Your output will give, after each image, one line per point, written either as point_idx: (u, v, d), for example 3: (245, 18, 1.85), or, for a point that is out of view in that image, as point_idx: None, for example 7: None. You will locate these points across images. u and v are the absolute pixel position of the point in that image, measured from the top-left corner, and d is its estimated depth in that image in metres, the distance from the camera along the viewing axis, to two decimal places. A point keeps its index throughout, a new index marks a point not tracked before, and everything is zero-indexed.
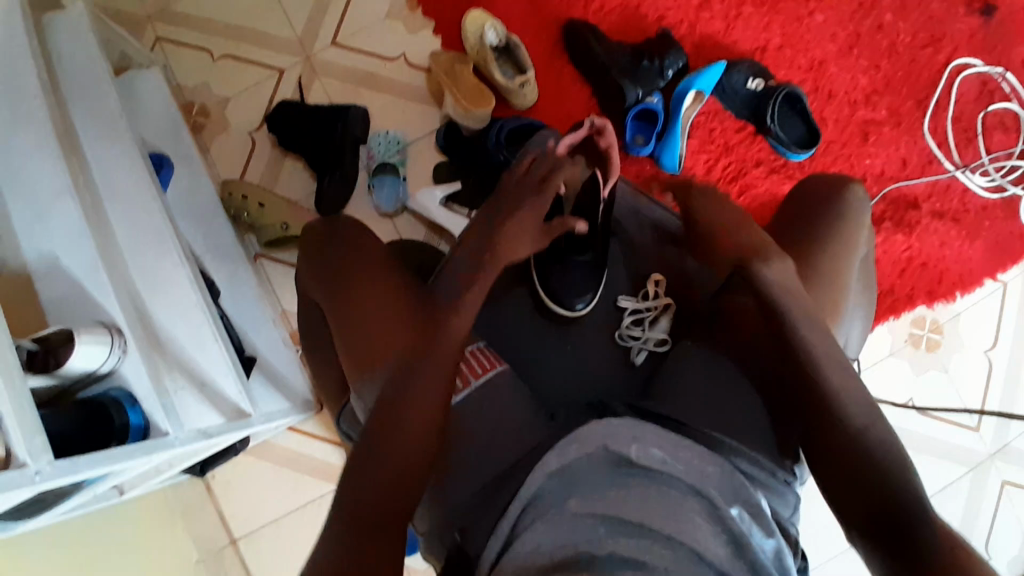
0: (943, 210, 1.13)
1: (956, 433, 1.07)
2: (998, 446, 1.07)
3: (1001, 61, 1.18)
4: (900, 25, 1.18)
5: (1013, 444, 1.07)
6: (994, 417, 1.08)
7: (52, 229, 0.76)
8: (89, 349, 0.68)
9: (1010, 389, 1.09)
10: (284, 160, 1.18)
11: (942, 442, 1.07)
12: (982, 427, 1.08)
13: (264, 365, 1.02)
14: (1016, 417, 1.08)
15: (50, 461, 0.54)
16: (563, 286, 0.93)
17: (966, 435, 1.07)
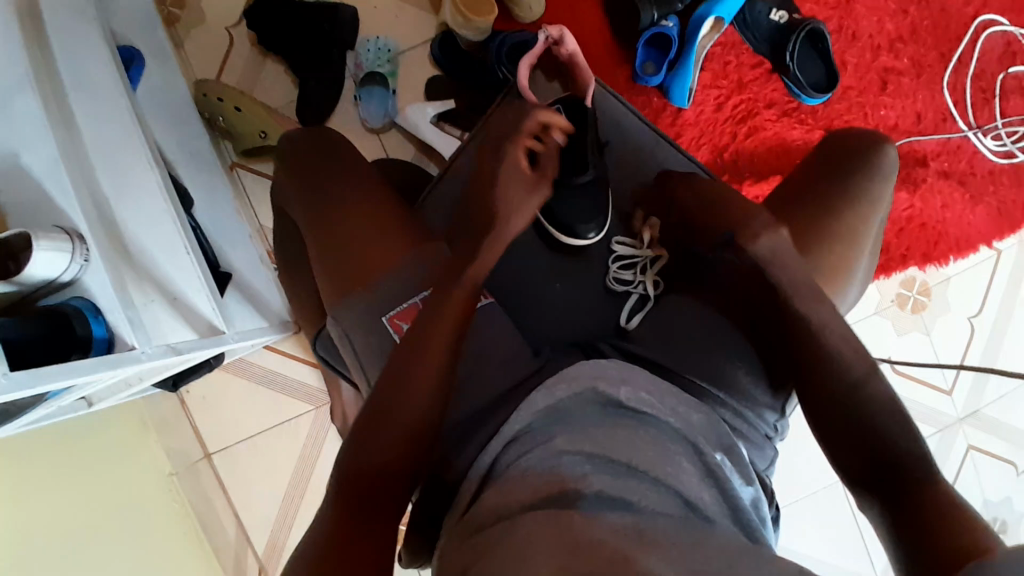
0: (950, 171, 1.09)
1: (929, 395, 1.10)
2: (968, 411, 1.10)
3: None
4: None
5: (984, 410, 1.10)
6: (968, 383, 1.10)
7: (17, 126, 0.71)
8: (50, 257, 0.63)
9: (989, 357, 1.11)
10: (265, 61, 1.09)
11: (915, 403, 1.09)
12: (955, 392, 1.10)
13: (241, 282, 0.99)
14: (990, 385, 1.10)
15: (3, 373, 0.51)
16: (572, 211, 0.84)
17: (939, 397, 1.10)
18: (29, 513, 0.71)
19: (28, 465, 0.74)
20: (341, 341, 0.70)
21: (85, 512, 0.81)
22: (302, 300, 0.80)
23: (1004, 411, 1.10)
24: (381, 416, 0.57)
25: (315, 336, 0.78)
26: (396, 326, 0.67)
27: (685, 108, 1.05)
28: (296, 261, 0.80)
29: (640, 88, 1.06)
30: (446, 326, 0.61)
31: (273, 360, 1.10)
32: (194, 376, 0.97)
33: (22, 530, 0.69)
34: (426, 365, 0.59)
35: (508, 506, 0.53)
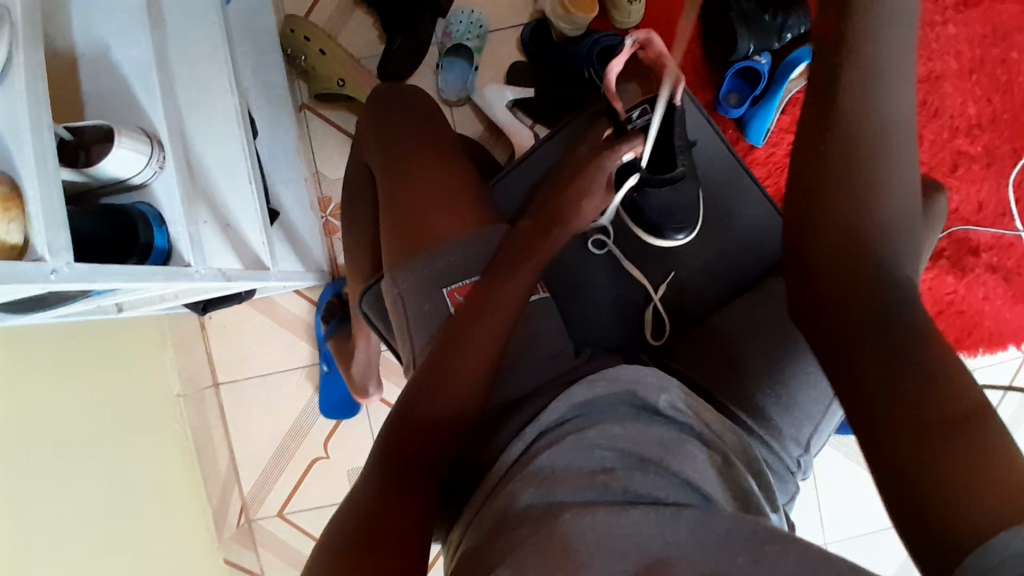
0: (998, 265, 1.10)
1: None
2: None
3: None
4: None
5: None
6: None
7: (111, 14, 0.69)
8: (126, 155, 0.62)
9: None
10: (355, 9, 1.08)
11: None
12: None
13: (286, 221, 0.98)
14: None
15: (68, 262, 0.50)
16: (658, 212, 0.81)
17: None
18: (37, 401, 0.70)
19: (41, 356, 0.73)
20: (394, 304, 0.69)
21: (87, 413, 0.80)
22: (354, 252, 0.80)
23: None
24: (430, 377, 0.60)
25: (363, 292, 0.76)
26: (454, 300, 0.66)
27: (759, 146, 1.05)
28: (362, 214, 0.79)
29: (719, 117, 1.07)
30: (514, 296, 0.65)
31: (301, 308, 1.10)
32: (222, 305, 0.97)
33: (30, 417, 0.68)
34: (484, 332, 0.62)
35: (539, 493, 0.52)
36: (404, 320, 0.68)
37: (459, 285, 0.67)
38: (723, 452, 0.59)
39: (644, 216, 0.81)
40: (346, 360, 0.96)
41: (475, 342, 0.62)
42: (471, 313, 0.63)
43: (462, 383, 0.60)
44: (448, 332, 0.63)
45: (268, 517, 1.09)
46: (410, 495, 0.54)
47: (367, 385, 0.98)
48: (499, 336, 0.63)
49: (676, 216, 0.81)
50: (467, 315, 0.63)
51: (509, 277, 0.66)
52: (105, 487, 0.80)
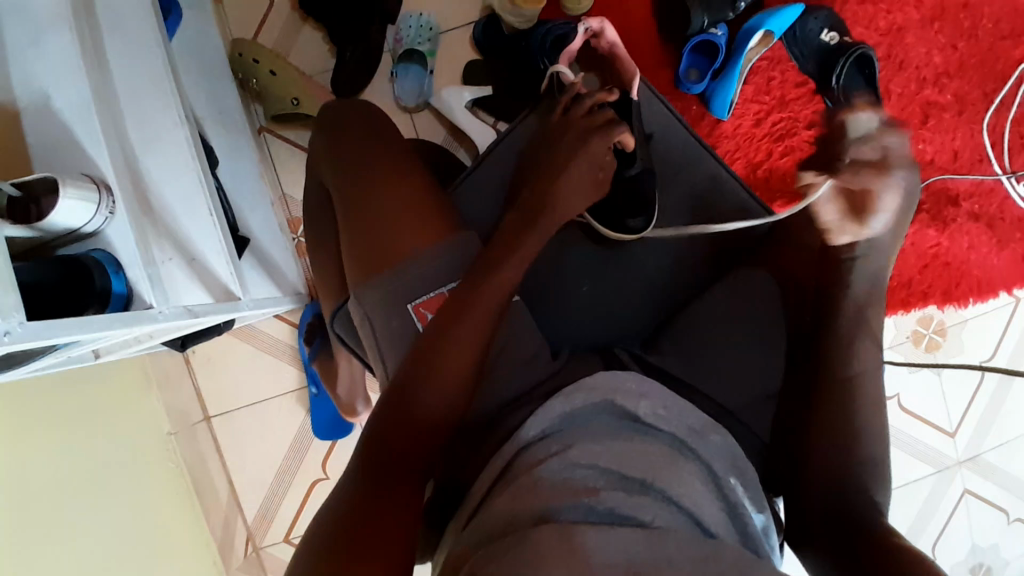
0: (980, 213, 1.08)
1: (930, 434, 1.10)
2: (969, 454, 1.10)
3: None
4: (985, 8, 1.08)
5: (984, 455, 1.10)
6: (973, 426, 1.10)
7: (45, 61, 0.67)
8: (74, 206, 0.61)
9: (994, 403, 1.11)
10: (304, 25, 1.07)
11: (916, 441, 1.09)
12: (957, 435, 1.10)
13: (257, 247, 0.97)
14: (992, 432, 1.10)
15: (21, 322, 0.49)
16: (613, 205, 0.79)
17: (941, 437, 1.10)
18: (25, 456, 0.70)
19: (21, 411, 0.71)
20: (362, 324, 0.69)
21: (79, 463, 0.79)
22: (321, 274, 0.79)
23: (1005, 459, 1.10)
24: (405, 391, 0.59)
25: (333, 312, 0.77)
26: (420, 315, 0.67)
27: (724, 119, 1.03)
28: (325, 234, 0.78)
29: (682, 94, 1.05)
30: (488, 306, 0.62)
31: (284, 332, 1.09)
32: (201, 339, 0.97)
33: (19, 474, 0.68)
34: (462, 348, 0.60)
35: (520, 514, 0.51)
36: (373, 340, 0.68)
37: (422, 300, 0.67)
38: (705, 459, 0.59)
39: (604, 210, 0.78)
40: (331, 380, 0.97)
41: (452, 360, 0.59)
42: (445, 323, 0.61)
43: (437, 397, 0.59)
44: (423, 345, 0.60)
45: (275, 543, 1.09)
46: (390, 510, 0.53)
47: (354, 402, 0.98)
48: (474, 351, 0.61)
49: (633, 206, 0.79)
50: (440, 325, 0.61)
51: (484, 282, 0.62)
52: (105, 535, 0.79)
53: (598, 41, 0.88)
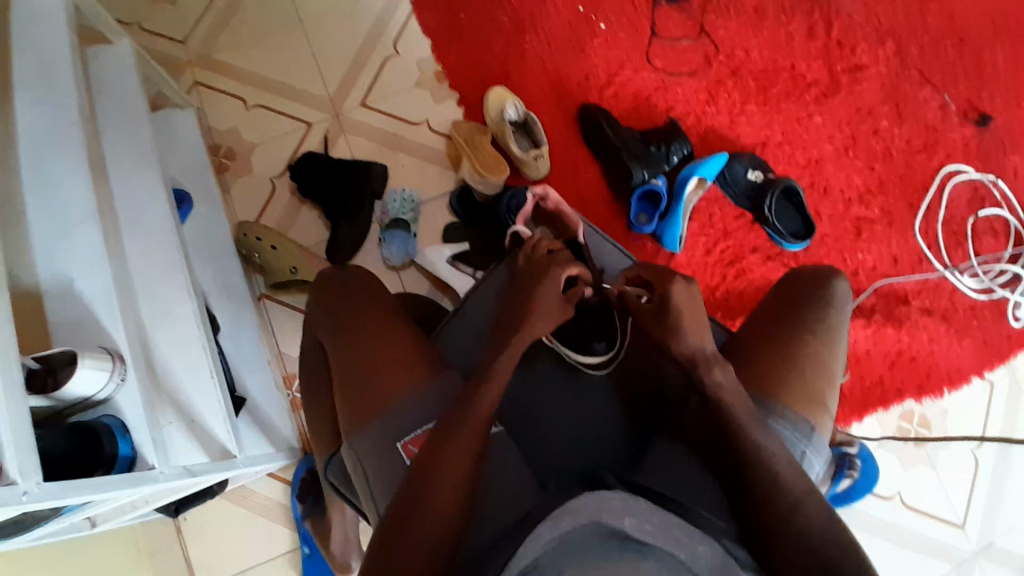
0: (932, 307, 1.17)
1: (939, 529, 1.09)
2: (982, 543, 1.09)
3: (994, 168, 1.26)
4: (895, 130, 1.27)
5: (998, 543, 1.09)
6: (979, 513, 1.10)
7: (72, 251, 0.77)
8: (90, 374, 0.67)
9: (994, 489, 1.11)
10: (301, 206, 1.22)
11: (926, 537, 1.08)
12: (967, 525, 1.09)
13: (252, 408, 1.02)
14: (999, 517, 1.10)
15: (38, 482, 0.53)
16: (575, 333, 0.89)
17: (950, 530, 1.09)
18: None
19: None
20: (356, 470, 0.72)
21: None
22: (315, 423, 0.83)
23: (1018, 541, 1.09)
24: (399, 528, 0.61)
25: (326, 462, 0.80)
26: (409, 452, 0.71)
27: (677, 252, 1.16)
28: (318, 381, 0.83)
29: (636, 236, 1.19)
30: (472, 435, 0.67)
31: (277, 490, 1.09)
32: (194, 503, 0.97)
33: None
34: (446, 483, 0.64)
35: None
36: (367, 486, 0.72)
37: (411, 438, 0.72)
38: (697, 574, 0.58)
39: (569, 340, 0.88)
40: (325, 541, 0.97)
41: (439, 497, 0.63)
42: (432, 454, 0.66)
43: (429, 531, 0.61)
44: (411, 484, 0.64)
45: None
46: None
47: (348, 560, 0.98)
48: (462, 479, 0.65)
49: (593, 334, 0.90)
50: (427, 457, 0.66)
51: (467, 415, 0.68)
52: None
53: (546, 203, 1.03)
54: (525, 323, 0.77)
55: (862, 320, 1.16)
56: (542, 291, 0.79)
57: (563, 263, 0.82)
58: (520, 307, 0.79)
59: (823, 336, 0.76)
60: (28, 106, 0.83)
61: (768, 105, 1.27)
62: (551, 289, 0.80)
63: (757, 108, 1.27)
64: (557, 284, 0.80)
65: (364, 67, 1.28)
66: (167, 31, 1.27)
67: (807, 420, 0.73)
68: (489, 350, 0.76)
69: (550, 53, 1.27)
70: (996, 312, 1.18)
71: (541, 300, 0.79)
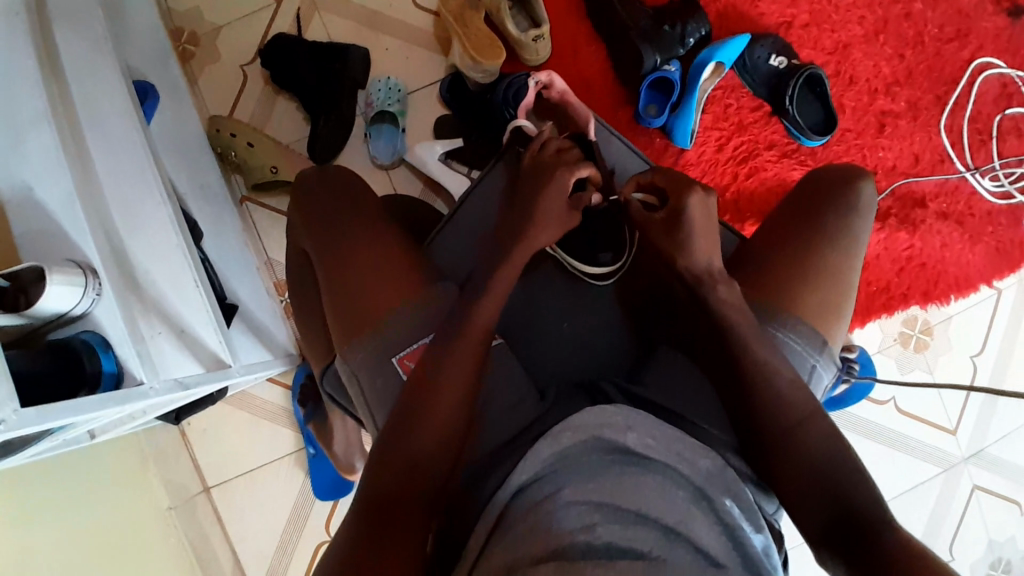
0: (948, 211, 1.12)
1: (929, 432, 1.11)
2: (973, 451, 1.11)
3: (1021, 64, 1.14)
4: (928, 15, 1.14)
5: (988, 449, 1.12)
6: (972, 421, 1.12)
7: (28, 156, 0.71)
8: (61, 291, 0.63)
9: (990, 396, 1.12)
10: (277, 98, 1.11)
11: (915, 439, 1.11)
12: (959, 431, 1.12)
13: (246, 314, 0.99)
14: (992, 425, 1.12)
15: (15, 410, 0.50)
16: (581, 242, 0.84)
17: (943, 436, 1.11)
18: (27, 543, 0.69)
19: (21, 501, 0.71)
20: (351, 384, 0.70)
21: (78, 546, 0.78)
22: (308, 336, 0.80)
23: (1009, 450, 1.12)
24: (396, 443, 0.60)
25: (321, 373, 0.78)
26: (405, 367, 0.69)
27: (687, 149, 1.08)
28: (306, 294, 0.79)
29: (644, 130, 1.10)
30: (470, 350, 0.65)
31: (278, 397, 1.10)
32: (195, 410, 0.98)
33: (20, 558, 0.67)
34: (445, 399, 0.62)
35: (519, 561, 0.50)
36: (361, 397, 0.70)
37: (407, 352, 0.69)
38: (697, 486, 0.57)
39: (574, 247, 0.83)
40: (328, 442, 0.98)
41: (437, 413, 0.61)
42: (429, 370, 0.64)
43: (427, 446, 0.60)
44: (410, 401, 0.62)
45: None
46: (386, 560, 0.54)
47: (352, 461, 1.01)
48: (461, 394, 0.63)
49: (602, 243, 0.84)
50: (424, 374, 0.63)
51: (465, 330, 0.65)
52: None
53: (549, 93, 0.95)
54: (527, 230, 0.72)
55: (874, 224, 1.11)
56: (548, 193, 0.73)
57: (571, 163, 0.75)
58: (523, 212, 0.73)
59: (844, 246, 0.72)
60: None
61: None
62: (558, 191, 0.74)
63: None
64: (563, 187, 0.74)
65: None
66: None
67: (819, 333, 0.70)
68: (487, 260, 0.72)
69: None
70: (1013, 219, 1.13)
71: (546, 204, 0.73)
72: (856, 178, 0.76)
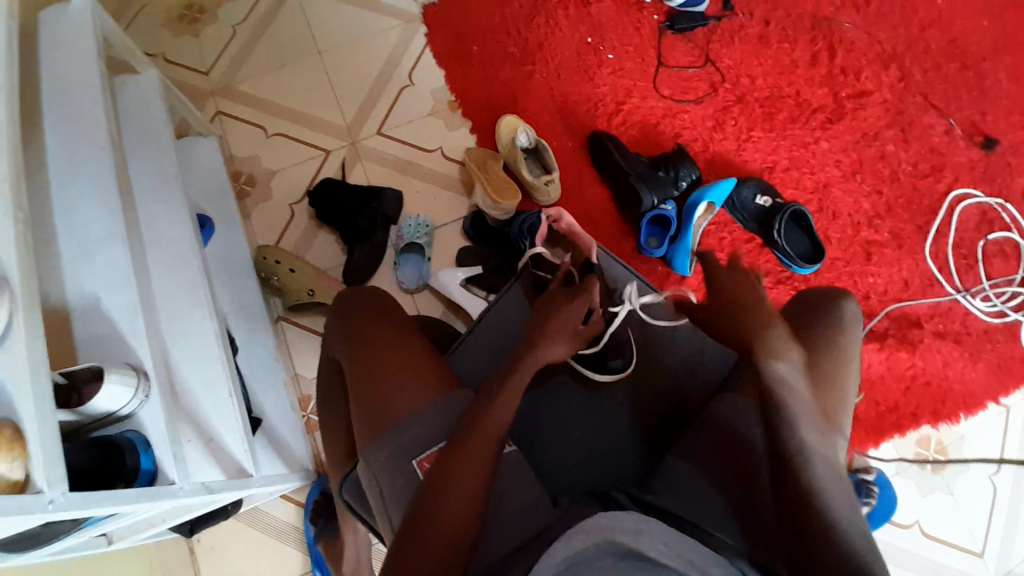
0: (944, 331, 1.17)
1: (957, 555, 1.07)
2: (1002, 571, 1.07)
3: (1001, 193, 1.27)
4: (900, 155, 1.29)
5: (1018, 571, 1.07)
6: (998, 540, 1.08)
7: (100, 268, 0.80)
8: (114, 390, 0.69)
9: (1013, 514, 1.09)
10: (319, 231, 1.25)
11: (945, 565, 1.06)
12: (987, 553, 1.07)
13: (268, 430, 1.03)
14: (1019, 544, 1.08)
15: (64, 492, 0.54)
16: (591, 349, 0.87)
17: (971, 559, 1.07)
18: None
19: None
20: (370, 485, 0.73)
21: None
22: (331, 443, 0.84)
23: None
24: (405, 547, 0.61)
25: (341, 480, 0.80)
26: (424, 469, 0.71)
27: (687, 276, 1.18)
28: (334, 399, 0.85)
29: (646, 259, 1.21)
30: (481, 455, 0.67)
31: (290, 513, 1.09)
32: (210, 522, 0.97)
33: None
34: (455, 503, 0.64)
35: None
36: (381, 501, 0.72)
37: (425, 454, 0.72)
38: None
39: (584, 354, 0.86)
40: (337, 560, 0.95)
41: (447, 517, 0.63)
42: (439, 473, 0.66)
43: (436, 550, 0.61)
44: (419, 501, 0.64)
45: None
46: None
47: None
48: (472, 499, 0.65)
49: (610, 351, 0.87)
50: (435, 476, 0.66)
51: (474, 435, 0.68)
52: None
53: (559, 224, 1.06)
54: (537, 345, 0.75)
55: (874, 344, 1.16)
56: (559, 316, 0.77)
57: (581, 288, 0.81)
58: (536, 330, 0.77)
59: (837, 357, 0.76)
60: (62, 134, 0.87)
61: (774, 131, 1.30)
62: (569, 313, 0.78)
63: (765, 134, 1.30)
64: (574, 309, 0.78)
65: (381, 96, 1.32)
66: (192, 63, 1.34)
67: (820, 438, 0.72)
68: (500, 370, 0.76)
69: (560, 82, 1.32)
70: (1010, 335, 1.17)
71: (557, 325, 0.77)
72: (842, 296, 0.82)
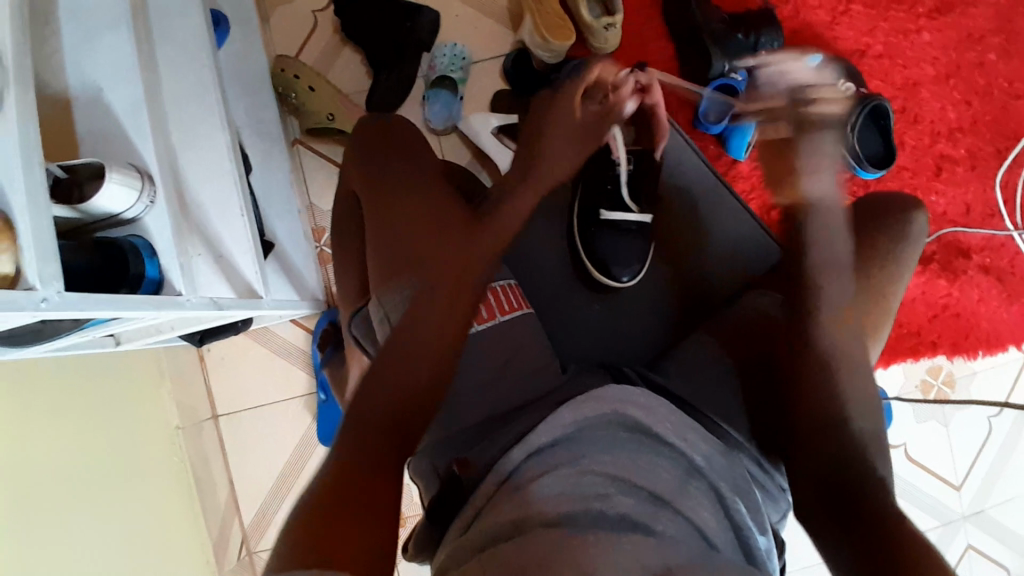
0: (990, 266, 1.10)
1: (935, 484, 1.10)
2: (973, 509, 1.10)
3: None
4: (1001, 67, 1.11)
5: (988, 511, 1.10)
6: (978, 480, 1.11)
7: (101, 58, 0.71)
8: (117, 191, 0.64)
9: (999, 457, 1.11)
10: (344, 48, 1.13)
11: (921, 490, 1.10)
12: (963, 488, 1.10)
13: (280, 254, 1.00)
14: (997, 486, 1.11)
15: (58, 292, 0.52)
16: (610, 251, 0.82)
17: (946, 490, 1.10)
18: (24, 434, 0.69)
19: (33, 377, 0.73)
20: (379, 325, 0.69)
21: (75, 450, 0.78)
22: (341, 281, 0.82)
23: (1007, 514, 1.11)
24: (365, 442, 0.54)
25: (352, 315, 0.77)
26: None
27: (741, 160, 1.08)
28: (348, 235, 0.81)
29: (699, 134, 1.09)
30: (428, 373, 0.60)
31: (298, 337, 1.12)
32: (218, 337, 0.99)
33: (23, 440, 0.69)
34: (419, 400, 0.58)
35: (529, 521, 0.50)
36: None
37: None
38: (708, 476, 0.57)
39: (597, 252, 0.82)
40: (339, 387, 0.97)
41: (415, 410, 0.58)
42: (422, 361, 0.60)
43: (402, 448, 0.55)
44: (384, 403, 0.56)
45: (268, 549, 1.09)
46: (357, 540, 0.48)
47: None
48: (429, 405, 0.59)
49: (626, 257, 0.82)
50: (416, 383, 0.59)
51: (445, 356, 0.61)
52: (94, 531, 0.77)
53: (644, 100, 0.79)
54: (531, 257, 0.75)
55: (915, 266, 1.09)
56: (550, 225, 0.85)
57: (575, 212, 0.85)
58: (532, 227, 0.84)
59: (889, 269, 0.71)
60: None
61: (876, 8, 1.11)
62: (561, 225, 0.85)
63: (864, 10, 1.11)
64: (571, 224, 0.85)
65: None
66: None
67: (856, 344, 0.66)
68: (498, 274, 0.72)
69: None
70: None
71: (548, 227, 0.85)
72: (910, 205, 0.75)
